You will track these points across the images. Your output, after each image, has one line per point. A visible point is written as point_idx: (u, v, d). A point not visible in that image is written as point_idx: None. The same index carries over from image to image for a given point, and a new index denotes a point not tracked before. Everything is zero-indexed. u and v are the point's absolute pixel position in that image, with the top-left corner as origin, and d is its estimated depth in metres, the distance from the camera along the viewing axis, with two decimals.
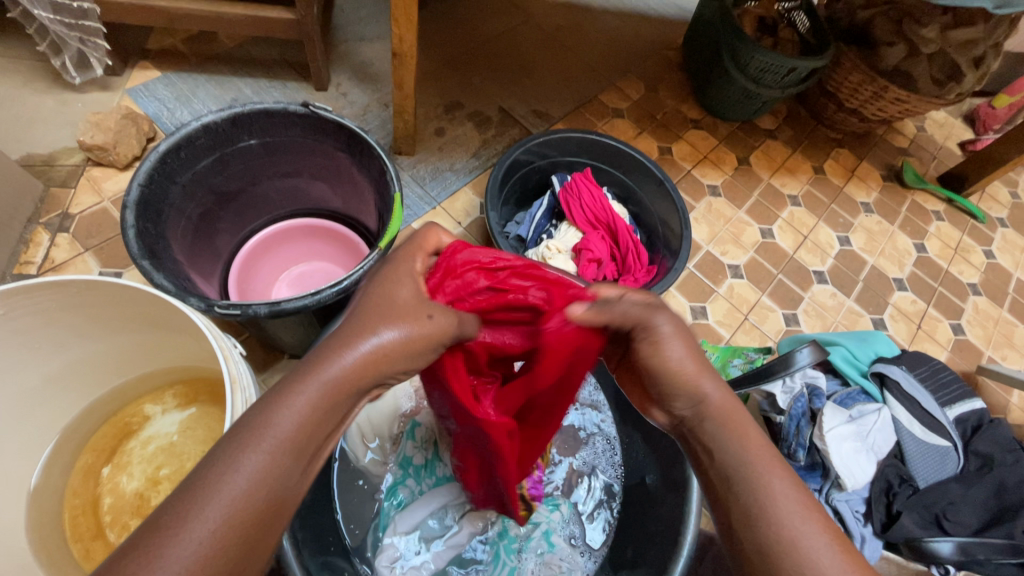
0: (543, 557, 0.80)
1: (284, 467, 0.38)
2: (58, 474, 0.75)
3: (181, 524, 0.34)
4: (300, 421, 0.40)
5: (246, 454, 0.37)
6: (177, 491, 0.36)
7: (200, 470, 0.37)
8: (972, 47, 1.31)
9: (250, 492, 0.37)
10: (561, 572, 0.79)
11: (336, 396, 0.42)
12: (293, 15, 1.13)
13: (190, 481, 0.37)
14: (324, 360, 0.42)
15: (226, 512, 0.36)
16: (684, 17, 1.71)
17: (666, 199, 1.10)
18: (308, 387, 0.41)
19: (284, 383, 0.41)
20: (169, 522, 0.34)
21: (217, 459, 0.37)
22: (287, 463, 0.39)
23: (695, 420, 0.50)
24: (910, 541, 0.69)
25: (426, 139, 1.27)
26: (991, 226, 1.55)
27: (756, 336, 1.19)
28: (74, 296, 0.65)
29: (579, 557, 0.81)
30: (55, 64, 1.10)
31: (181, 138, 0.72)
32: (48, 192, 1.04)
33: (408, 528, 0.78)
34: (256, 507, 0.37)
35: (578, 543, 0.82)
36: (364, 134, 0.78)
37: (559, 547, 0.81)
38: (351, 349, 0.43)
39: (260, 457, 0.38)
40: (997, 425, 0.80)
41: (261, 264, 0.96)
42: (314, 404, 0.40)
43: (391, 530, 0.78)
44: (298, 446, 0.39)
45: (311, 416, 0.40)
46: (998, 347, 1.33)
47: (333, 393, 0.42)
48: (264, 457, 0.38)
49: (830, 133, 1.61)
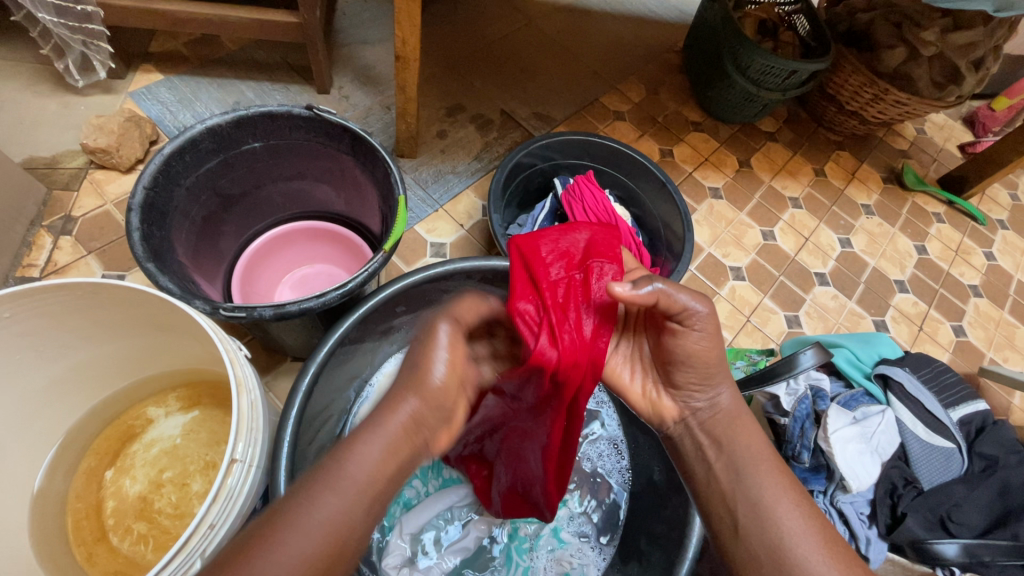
0: (554, 554, 0.81)
1: (358, 509, 0.44)
2: (61, 478, 0.75)
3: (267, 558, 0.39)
4: (369, 465, 0.46)
5: (325, 499, 0.43)
6: (261, 529, 0.41)
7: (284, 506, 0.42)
8: (971, 50, 1.32)
9: (330, 529, 0.42)
10: (573, 568, 0.80)
11: (401, 446, 0.48)
12: (295, 19, 1.13)
13: (271, 519, 0.42)
14: (387, 411, 0.48)
15: (312, 543, 0.41)
16: (684, 20, 1.72)
17: (668, 202, 1.10)
18: (378, 438, 0.47)
19: (356, 435, 0.48)
20: (252, 554, 0.39)
21: (299, 497, 0.43)
22: (361, 504, 0.44)
23: (706, 413, 0.58)
24: (914, 543, 0.69)
25: (428, 142, 1.28)
26: (992, 228, 1.56)
27: (758, 338, 1.19)
28: (79, 299, 0.65)
29: (589, 550, 0.82)
30: (58, 67, 1.10)
31: (185, 141, 0.72)
32: (51, 195, 1.04)
33: (413, 530, 0.77)
34: (334, 541, 0.42)
35: (588, 539, 0.83)
36: (368, 137, 0.78)
37: (569, 543, 0.81)
38: (410, 400, 0.49)
39: (334, 496, 0.43)
40: (1000, 426, 0.79)
41: (264, 267, 0.96)
42: (381, 451, 0.47)
43: (397, 533, 0.76)
44: (369, 489, 0.45)
45: (379, 456, 0.46)
46: (1000, 349, 1.33)
47: (396, 441, 0.48)
48: (342, 503, 0.43)
49: (830, 136, 1.61)
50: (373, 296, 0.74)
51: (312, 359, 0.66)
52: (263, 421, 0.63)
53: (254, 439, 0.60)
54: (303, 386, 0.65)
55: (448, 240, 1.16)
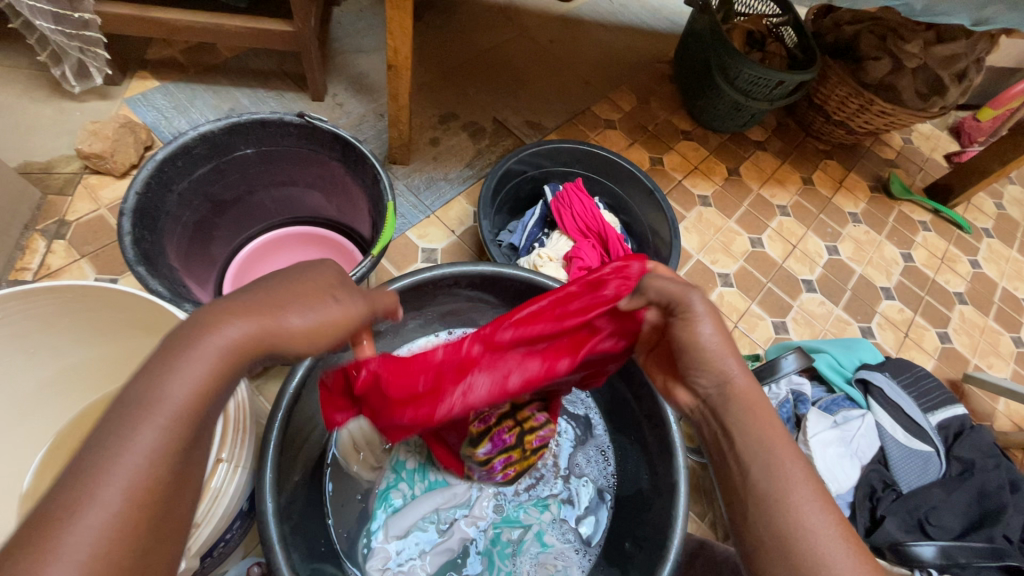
0: (537, 558, 0.81)
1: (182, 440, 0.37)
2: None
3: (69, 522, 0.31)
4: (196, 390, 0.38)
5: (135, 433, 0.35)
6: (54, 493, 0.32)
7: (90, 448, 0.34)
8: (954, 62, 1.34)
9: (150, 469, 0.35)
10: (557, 571, 0.80)
11: (228, 368, 0.40)
12: (291, 28, 1.15)
13: (66, 481, 0.32)
14: (210, 333, 0.39)
15: (123, 494, 0.33)
16: (675, 30, 1.75)
17: (656, 210, 1.12)
18: (198, 358, 0.38)
19: (165, 355, 0.38)
20: (48, 527, 0.31)
21: (103, 444, 0.34)
22: (185, 433, 0.37)
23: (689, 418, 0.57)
24: (893, 544, 0.69)
25: (421, 149, 1.29)
26: (977, 237, 1.58)
27: (745, 344, 1.21)
28: (72, 302, 0.66)
29: (574, 554, 0.83)
30: (55, 73, 1.12)
31: (178, 147, 0.73)
32: (45, 199, 1.05)
33: (399, 531, 0.78)
34: (166, 475, 0.35)
35: (573, 541, 0.83)
36: (359, 144, 0.79)
37: (552, 547, 0.82)
38: (254, 325, 0.41)
39: (152, 432, 0.35)
40: (979, 431, 0.81)
41: (256, 271, 0.97)
42: (210, 378, 0.39)
43: (384, 532, 0.78)
44: (194, 417, 0.38)
45: (198, 383, 0.38)
46: (984, 355, 1.35)
47: (225, 366, 0.39)
48: (159, 434, 0.36)
49: (819, 145, 1.64)
50: None
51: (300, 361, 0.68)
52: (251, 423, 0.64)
53: (241, 441, 0.60)
54: (291, 388, 0.66)
55: (440, 246, 1.17)
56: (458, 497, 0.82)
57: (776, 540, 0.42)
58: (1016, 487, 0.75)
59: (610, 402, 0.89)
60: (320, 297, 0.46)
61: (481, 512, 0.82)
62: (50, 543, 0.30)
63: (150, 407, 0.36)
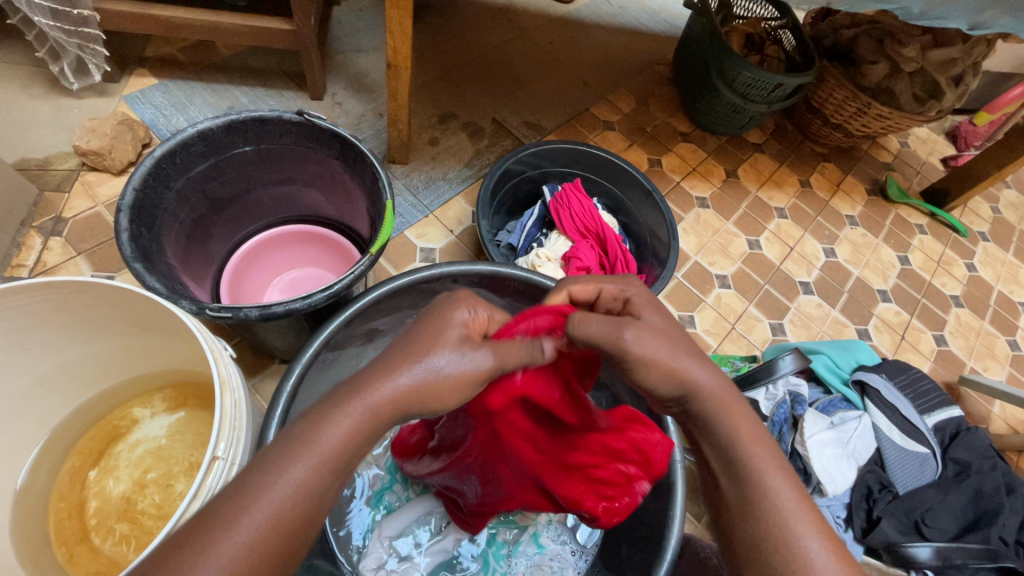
0: (532, 559, 0.81)
1: (323, 477, 0.42)
2: (44, 477, 0.75)
3: (214, 537, 0.37)
4: (341, 441, 0.43)
5: (287, 467, 0.41)
6: (219, 497, 0.39)
7: (255, 468, 0.41)
8: (950, 66, 1.35)
9: (290, 502, 0.40)
10: (552, 573, 0.80)
11: (371, 418, 0.45)
12: (291, 27, 1.15)
13: (230, 491, 0.40)
14: (367, 384, 0.45)
15: (266, 518, 0.39)
16: (675, 33, 1.76)
17: (655, 211, 1.12)
18: (350, 405, 0.44)
19: (328, 403, 0.45)
20: (191, 542, 0.37)
21: (259, 472, 0.40)
22: (328, 477, 0.42)
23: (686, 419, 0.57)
24: (889, 546, 0.70)
25: (420, 149, 1.29)
26: (973, 240, 1.59)
27: (743, 345, 1.21)
28: (68, 298, 0.66)
29: (570, 555, 0.82)
30: (53, 70, 1.12)
31: (177, 144, 0.73)
32: (42, 196, 1.04)
33: (392, 533, 0.77)
34: (302, 514, 0.40)
35: (569, 543, 0.83)
36: (358, 142, 0.79)
37: (548, 548, 0.82)
38: (396, 376, 0.46)
39: (302, 468, 0.41)
40: (975, 432, 0.81)
41: (254, 269, 0.97)
42: (351, 432, 0.44)
43: (376, 534, 0.77)
44: (337, 462, 0.43)
45: (348, 430, 0.44)
46: (980, 358, 1.35)
47: (368, 420, 0.45)
48: (306, 471, 0.41)
49: (816, 148, 1.65)
50: (359, 298, 0.75)
51: (298, 360, 0.67)
52: (247, 420, 0.64)
53: (237, 438, 0.60)
54: (289, 386, 0.65)
55: (438, 245, 1.17)
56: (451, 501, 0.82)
57: (771, 537, 0.43)
58: (1012, 489, 0.76)
59: (608, 404, 0.88)
60: (452, 345, 0.49)
61: None
62: (198, 553, 0.36)
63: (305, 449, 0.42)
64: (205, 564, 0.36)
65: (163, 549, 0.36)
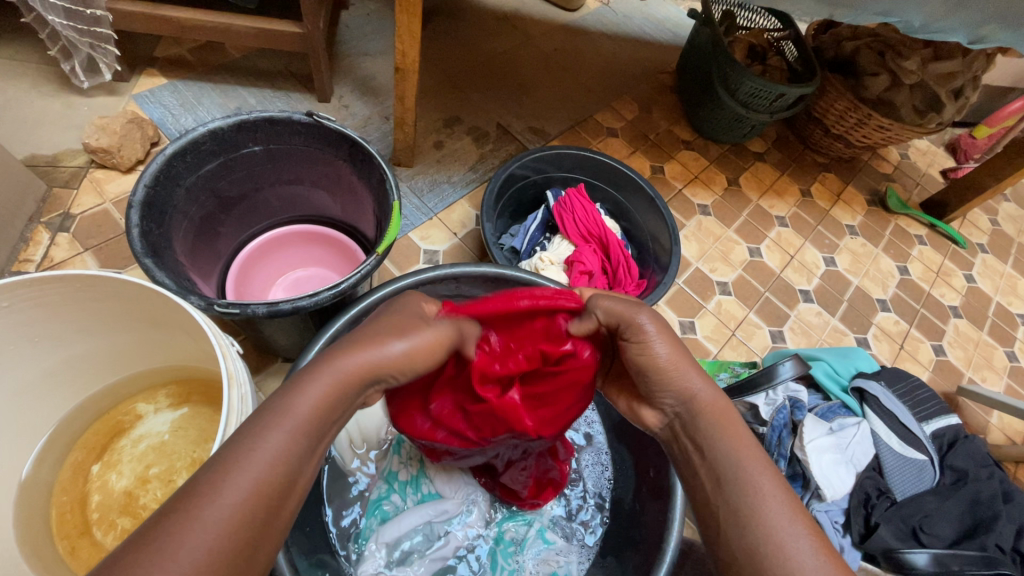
0: (540, 555, 0.82)
1: (298, 450, 0.41)
2: (48, 469, 0.76)
3: (192, 507, 0.36)
4: (317, 406, 0.44)
5: (265, 436, 0.40)
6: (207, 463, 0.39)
7: (237, 435, 0.41)
8: (952, 79, 1.36)
9: (273, 468, 0.39)
10: (558, 567, 0.81)
11: (342, 390, 0.46)
12: (300, 29, 1.17)
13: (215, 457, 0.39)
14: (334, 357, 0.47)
15: (254, 485, 0.38)
16: (678, 42, 1.78)
17: (656, 216, 1.13)
18: (322, 376, 0.45)
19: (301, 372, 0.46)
20: (176, 511, 0.36)
21: (239, 441, 0.40)
22: (305, 445, 0.42)
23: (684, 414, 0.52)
24: (887, 552, 0.70)
25: (425, 152, 1.30)
26: (972, 251, 1.60)
27: (742, 352, 1.22)
28: (77, 291, 0.67)
29: (575, 548, 0.84)
30: (64, 68, 1.13)
31: (187, 142, 0.74)
32: (51, 192, 1.05)
33: (389, 539, 0.78)
34: (272, 484, 0.39)
35: (573, 538, 0.84)
36: (366, 144, 0.80)
37: (555, 544, 0.83)
38: (362, 351, 0.48)
39: (282, 434, 0.41)
40: (972, 440, 0.82)
41: (259, 268, 0.98)
42: (327, 391, 0.45)
43: (373, 540, 0.78)
44: (313, 426, 0.43)
45: (318, 401, 0.44)
46: (978, 369, 1.36)
47: (347, 379, 0.47)
48: (283, 441, 0.41)
49: (817, 158, 1.66)
50: (364, 298, 0.76)
51: (303, 358, 0.68)
52: (252, 415, 0.64)
53: None
54: None
55: (442, 248, 1.18)
56: (451, 510, 0.81)
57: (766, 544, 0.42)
58: (1009, 497, 0.76)
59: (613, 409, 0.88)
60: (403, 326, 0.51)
61: (477, 520, 0.82)
62: (186, 522, 0.35)
63: (279, 418, 0.42)
64: (192, 527, 0.35)
65: (146, 521, 0.35)
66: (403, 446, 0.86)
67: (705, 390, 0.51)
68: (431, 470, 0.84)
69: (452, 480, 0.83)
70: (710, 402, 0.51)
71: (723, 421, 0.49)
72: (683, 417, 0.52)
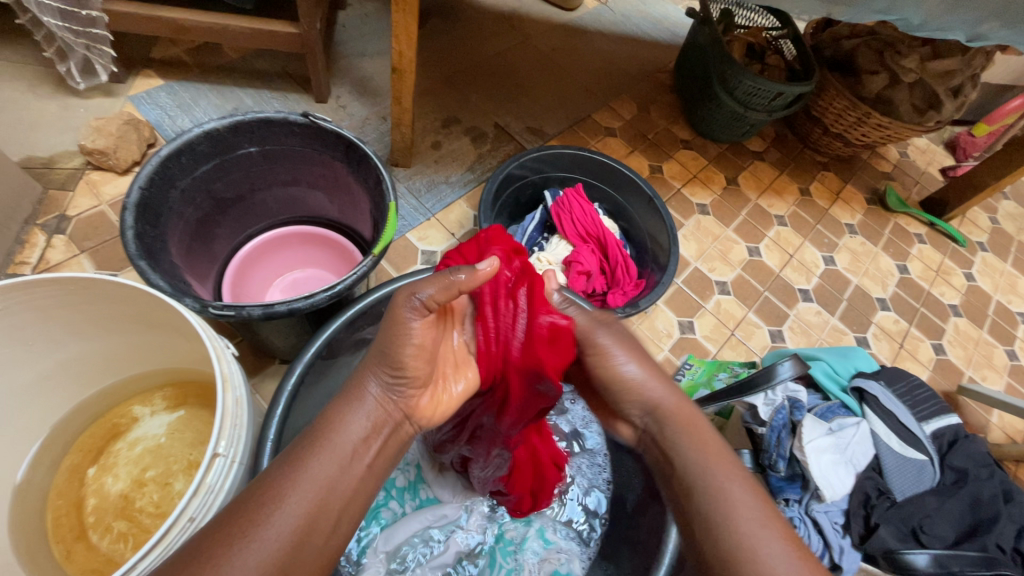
0: (541, 554, 0.82)
1: (337, 474, 0.46)
2: (44, 472, 0.75)
3: (242, 530, 0.41)
4: (356, 435, 0.49)
5: (307, 464, 0.46)
6: (252, 490, 0.44)
7: (280, 463, 0.46)
8: (950, 78, 1.36)
9: (312, 491, 0.45)
10: (560, 565, 0.80)
11: (378, 415, 0.51)
12: (296, 30, 1.16)
13: (258, 485, 0.44)
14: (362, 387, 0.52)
15: (302, 508, 0.43)
16: (676, 41, 1.77)
17: (655, 216, 1.13)
18: (359, 407, 0.51)
19: (339, 403, 0.51)
20: (226, 532, 0.41)
21: (282, 468, 0.45)
22: (343, 470, 0.47)
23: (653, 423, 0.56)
24: (887, 553, 0.70)
25: (423, 152, 1.30)
26: (972, 250, 1.60)
27: (741, 352, 1.21)
28: (72, 294, 0.66)
29: (575, 548, 0.83)
30: (60, 70, 1.12)
31: (183, 143, 0.74)
32: (47, 194, 1.05)
33: (389, 547, 0.77)
34: (315, 506, 0.44)
35: (572, 536, 0.85)
36: (362, 145, 0.80)
37: (555, 543, 0.83)
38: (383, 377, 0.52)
39: (317, 465, 0.46)
40: (972, 440, 0.81)
41: (256, 270, 0.97)
42: (364, 420, 0.50)
43: (373, 549, 0.77)
44: (351, 452, 0.48)
45: (356, 430, 0.49)
46: (978, 368, 1.36)
47: (375, 409, 0.51)
48: (323, 467, 0.46)
49: (816, 157, 1.66)
50: (360, 299, 0.76)
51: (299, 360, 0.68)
52: (248, 418, 0.63)
53: (238, 436, 0.60)
54: (290, 385, 0.67)
55: (439, 248, 1.18)
56: (450, 513, 0.81)
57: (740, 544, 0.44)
58: (1009, 497, 0.75)
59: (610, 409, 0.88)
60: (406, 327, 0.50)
61: (475, 523, 0.83)
62: (235, 543, 0.40)
63: (319, 447, 0.47)
64: (240, 546, 0.40)
65: (197, 541, 0.41)
66: (399, 452, 0.84)
67: (669, 398, 0.56)
68: (429, 475, 0.83)
69: (450, 484, 0.83)
70: (673, 407, 0.55)
71: (689, 425, 0.53)
72: (652, 426, 0.56)
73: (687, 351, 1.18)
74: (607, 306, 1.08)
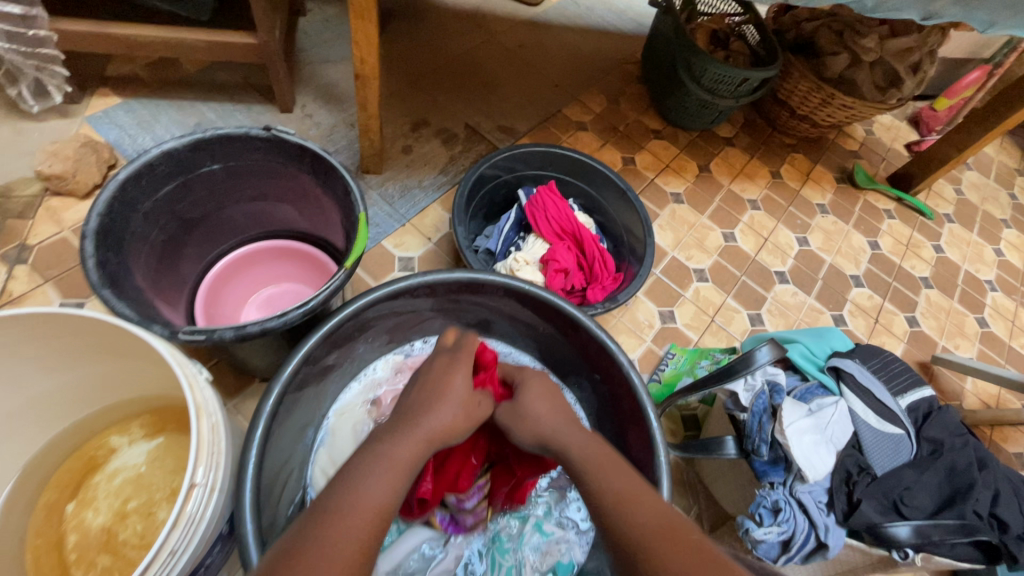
0: (540, 547, 0.83)
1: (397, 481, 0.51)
2: (21, 512, 0.73)
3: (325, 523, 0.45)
4: (407, 454, 0.54)
5: (367, 474, 0.50)
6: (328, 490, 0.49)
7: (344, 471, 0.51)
8: (909, 55, 1.40)
9: (380, 498, 0.49)
10: (560, 556, 0.82)
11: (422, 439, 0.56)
12: (254, 40, 1.14)
13: None
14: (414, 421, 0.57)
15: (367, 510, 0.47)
16: (641, 32, 1.78)
17: (629, 208, 1.14)
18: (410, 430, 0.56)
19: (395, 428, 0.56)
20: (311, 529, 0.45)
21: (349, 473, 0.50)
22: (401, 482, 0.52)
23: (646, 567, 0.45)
24: (871, 527, 0.71)
25: (394, 157, 1.29)
26: (939, 222, 1.64)
27: (723, 337, 1.23)
28: (37, 328, 0.65)
29: (573, 534, 0.84)
30: (11, 93, 1.11)
31: (141, 165, 0.72)
32: (5, 224, 1.01)
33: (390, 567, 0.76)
34: (383, 508, 0.48)
35: (568, 524, 0.85)
36: (327, 155, 0.79)
37: (553, 533, 0.84)
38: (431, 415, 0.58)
39: (381, 473, 0.51)
40: (946, 410, 0.83)
41: (229, 289, 0.96)
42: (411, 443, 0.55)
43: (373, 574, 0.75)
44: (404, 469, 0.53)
45: (408, 448, 0.54)
46: (951, 337, 1.39)
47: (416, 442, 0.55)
48: (385, 475, 0.51)
49: (785, 139, 1.68)
50: (337, 312, 0.75)
51: (276, 381, 0.68)
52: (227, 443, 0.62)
53: (217, 464, 0.59)
54: (268, 407, 0.66)
55: (416, 254, 1.17)
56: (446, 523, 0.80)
57: None
58: (984, 464, 0.78)
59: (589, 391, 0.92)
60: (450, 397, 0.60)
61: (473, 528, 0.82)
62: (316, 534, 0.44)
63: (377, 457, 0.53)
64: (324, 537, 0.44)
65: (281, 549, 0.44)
66: None
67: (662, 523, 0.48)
68: None
69: None
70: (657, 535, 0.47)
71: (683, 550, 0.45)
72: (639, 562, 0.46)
73: (669, 341, 1.19)
74: (586, 301, 1.08)
